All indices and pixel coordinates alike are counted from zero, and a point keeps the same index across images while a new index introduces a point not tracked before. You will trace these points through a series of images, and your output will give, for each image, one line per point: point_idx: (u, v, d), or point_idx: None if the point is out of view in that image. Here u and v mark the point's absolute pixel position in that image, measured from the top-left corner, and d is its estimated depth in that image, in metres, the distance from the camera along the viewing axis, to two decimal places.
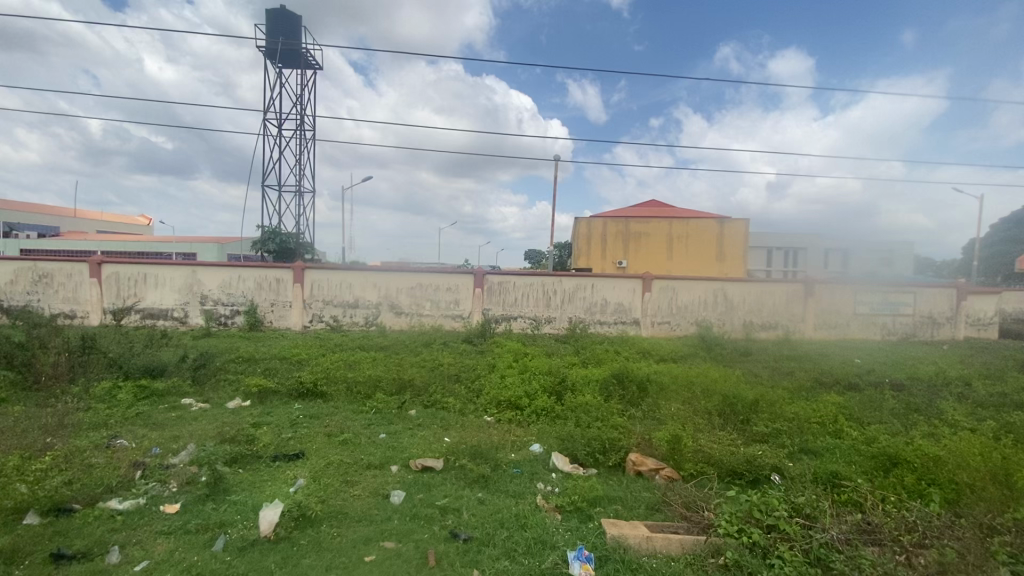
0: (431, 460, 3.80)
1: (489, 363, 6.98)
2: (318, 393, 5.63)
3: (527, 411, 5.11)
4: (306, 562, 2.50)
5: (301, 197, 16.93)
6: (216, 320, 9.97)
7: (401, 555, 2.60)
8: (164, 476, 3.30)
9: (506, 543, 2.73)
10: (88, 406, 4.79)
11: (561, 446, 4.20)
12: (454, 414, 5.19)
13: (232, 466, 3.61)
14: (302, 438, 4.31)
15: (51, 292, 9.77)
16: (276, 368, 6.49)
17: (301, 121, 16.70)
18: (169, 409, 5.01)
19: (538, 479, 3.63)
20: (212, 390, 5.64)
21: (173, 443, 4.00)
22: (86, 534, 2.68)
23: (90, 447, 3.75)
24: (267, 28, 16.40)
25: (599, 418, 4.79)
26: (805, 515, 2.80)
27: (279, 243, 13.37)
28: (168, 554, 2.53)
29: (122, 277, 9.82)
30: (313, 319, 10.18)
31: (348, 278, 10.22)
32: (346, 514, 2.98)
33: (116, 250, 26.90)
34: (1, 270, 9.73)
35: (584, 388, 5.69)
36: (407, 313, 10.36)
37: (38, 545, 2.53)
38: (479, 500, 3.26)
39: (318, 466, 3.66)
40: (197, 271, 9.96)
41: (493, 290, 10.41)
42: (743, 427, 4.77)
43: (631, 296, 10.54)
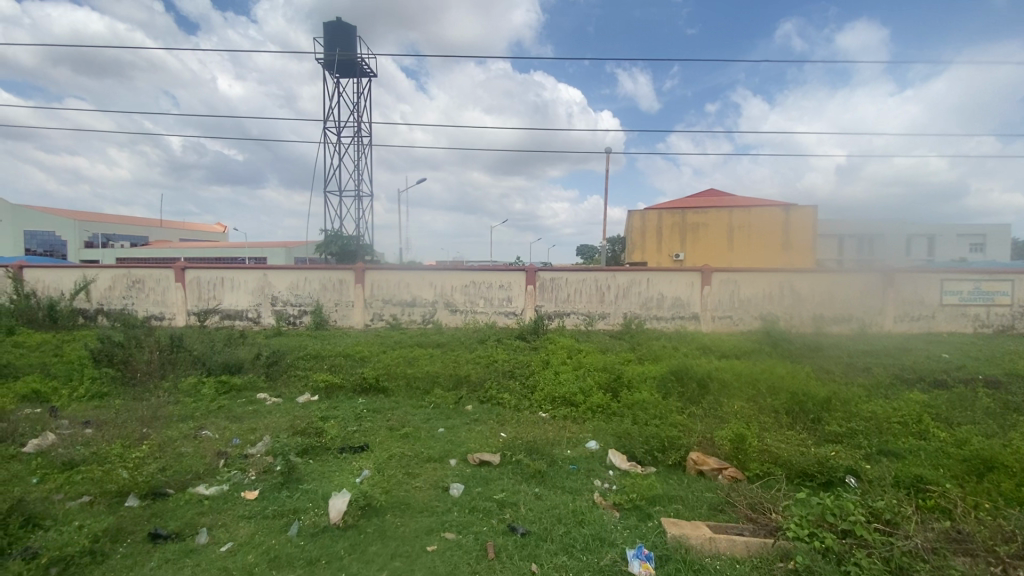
0: (488, 454, 3.87)
1: (542, 359, 6.99)
2: (380, 389, 5.87)
3: (582, 407, 5.09)
4: (372, 549, 2.62)
5: (359, 200, 17.61)
6: (286, 319, 10.60)
7: (461, 546, 2.67)
8: (243, 466, 3.58)
9: (564, 539, 2.74)
10: (177, 400, 5.23)
11: (618, 445, 4.15)
12: (510, 409, 5.25)
13: (304, 456, 3.84)
14: (366, 431, 4.51)
15: (143, 296, 10.73)
16: (341, 365, 6.81)
17: (359, 128, 17.36)
18: (247, 403, 5.39)
19: (595, 476, 3.61)
20: (284, 385, 6.02)
21: (251, 434, 4.30)
22: (178, 516, 2.94)
23: (179, 437, 4.11)
24: (326, 41, 17.17)
25: (656, 416, 4.68)
26: (885, 521, 2.62)
27: (340, 245, 14.00)
28: (249, 537, 2.73)
29: (203, 281, 10.63)
30: (374, 318, 10.61)
31: (406, 277, 10.55)
32: (409, 505, 3.10)
33: (196, 256, 29.28)
34: (101, 277, 10.78)
35: (641, 385, 5.57)
36: (461, 311, 10.57)
37: (139, 525, 2.80)
38: (536, 495, 3.28)
39: (381, 458, 3.82)
40: (267, 274, 10.60)
41: (545, 286, 10.41)
42: (813, 427, 4.52)
43: (689, 291, 10.20)
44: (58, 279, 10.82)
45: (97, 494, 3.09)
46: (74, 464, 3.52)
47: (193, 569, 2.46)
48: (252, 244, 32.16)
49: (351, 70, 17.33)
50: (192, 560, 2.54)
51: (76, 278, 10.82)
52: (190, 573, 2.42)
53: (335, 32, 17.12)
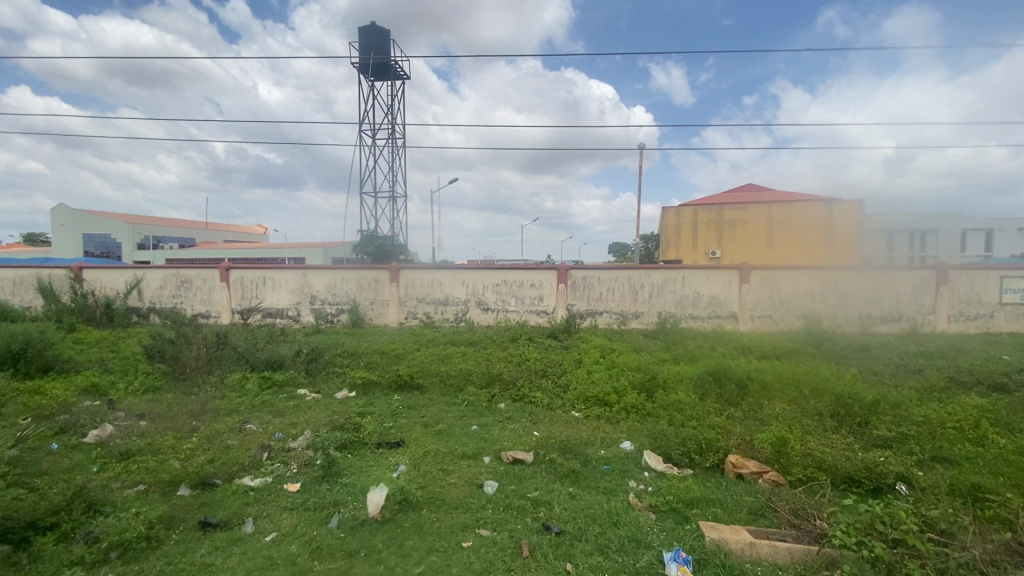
0: (523, 452, 3.87)
1: (574, 358, 6.96)
2: (415, 386, 5.97)
3: (616, 407, 5.03)
4: (409, 543, 2.67)
5: (393, 201, 17.91)
6: (324, 317, 10.91)
7: (496, 543, 2.68)
8: (286, 459, 3.70)
9: (599, 539, 2.72)
10: (223, 395, 5.46)
11: (654, 445, 4.09)
12: (542, 408, 5.25)
13: (343, 451, 3.94)
14: (402, 428, 4.60)
15: (191, 295, 11.24)
16: (376, 362, 6.96)
17: (393, 130, 17.67)
18: (288, 399, 5.58)
19: (629, 477, 3.56)
20: (323, 382, 6.21)
21: (292, 428, 4.44)
22: (226, 506, 3.07)
23: (226, 430, 4.29)
24: (361, 46, 17.54)
25: (692, 417, 4.58)
26: (938, 531, 2.48)
27: (376, 245, 14.29)
28: (292, 527, 2.83)
29: (246, 281, 11.05)
30: (408, 316, 10.79)
31: (439, 277, 10.69)
32: (444, 501, 3.14)
33: (239, 256, 30.51)
34: (153, 277, 11.34)
35: (676, 386, 5.45)
36: (493, 309, 10.62)
37: (190, 513, 2.94)
38: (570, 494, 3.27)
39: (417, 454, 3.88)
40: (306, 273, 10.93)
41: (577, 285, 10.34)
42: (860, 431, 4.33)
43: (727, 289, 9.95)
44: (114, 278, 11.45)
45: (151, 483, 3.26)
46: (130, 454, 3.73)
47: (240, 557, 2.56)
48: (293, 245, 33.09)
49: (385, 73, 17.61)
50: (239, 548, 2.65)
51: (130, 278, 11.41)
52: (238, 561, 2.53)
53: (370, 36, 17.44)
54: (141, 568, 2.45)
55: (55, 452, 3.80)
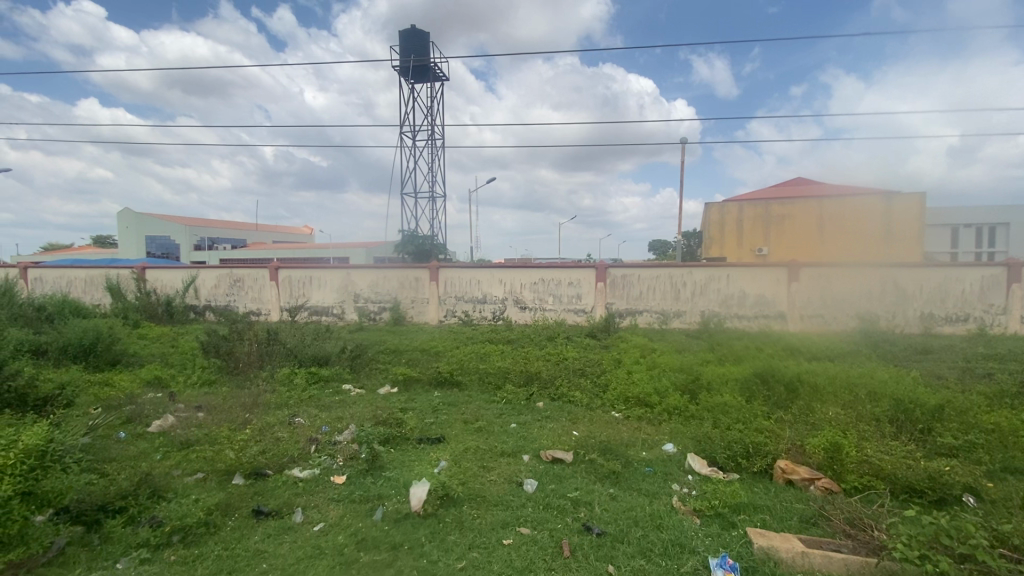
0: (562, 452, 3.85)
1: (614, 357, 6.87)
2: (454, 382, 6.05)
3: (657, 409, 4.93)
4: (451, 538, 2.70)
5: (433, 201, 18.18)
6: (368, 315, 11.21)
7: (537, 542, 2.68)
8: (332, 451, 3.82)
9: (641, 542, 2.67)
10: (274, 389, 5.70)
11: (697, 448, 3.98)
12: (582, 408, 5.21)
13: (386, 445, 4.04)
14: (442, 424, 4.67)
15: (243, 293, 11.78)
16: (417, 359, 7.09)
17: (432, 131, 17.93)
18: (334, 393, 5.77)
19: (673, 480, 3.49)
20: (366, 378, 6.40)
21: (338, 422, 4.59)
22: (277, 495, 3.20)
23: (276, 423, 4.47)
24: (402, 49, 17.91)
25: (739, 420, 4.41)
26: (1011, 547, 2.31)
27: (416, 245, 14.57)
28: (339, 518, 2.92)
29: (293, 280, 11.48)
30: (447, 315, 10.94)
31: (477, 275, 10.77)
32: (485, 497, 3.16)
33: (287, 256, 31.74)
34: (208, 276, 11.94)
35: (722, 387, 5.28)
36: (531, 308, 10.62)
37: (245, 501, 3.09)
38: (611, 495, 3.23)
39: (457, 451, 3.93)
40: (350, 273, 11.26)
41: (616, 283, 10.20)
42: (922, 438, 4.08)
43: (775, 288, 9.49)
44: (173, 277, 12.14)
45: (209, 472, 3.44)
46: (190, 444, 3.95)
47: (290, 545, 2.66)
48: (337, 245, 34.03)
49: (425, 75, 17.88)
50: (290, 536, 2.75)
51: (187, 276, 12.05)
52: (289, 549, 2.63)
53: (411, 39, 17.75)
54: (200, 552, 2.58)
55: (123, 440, 4.07)
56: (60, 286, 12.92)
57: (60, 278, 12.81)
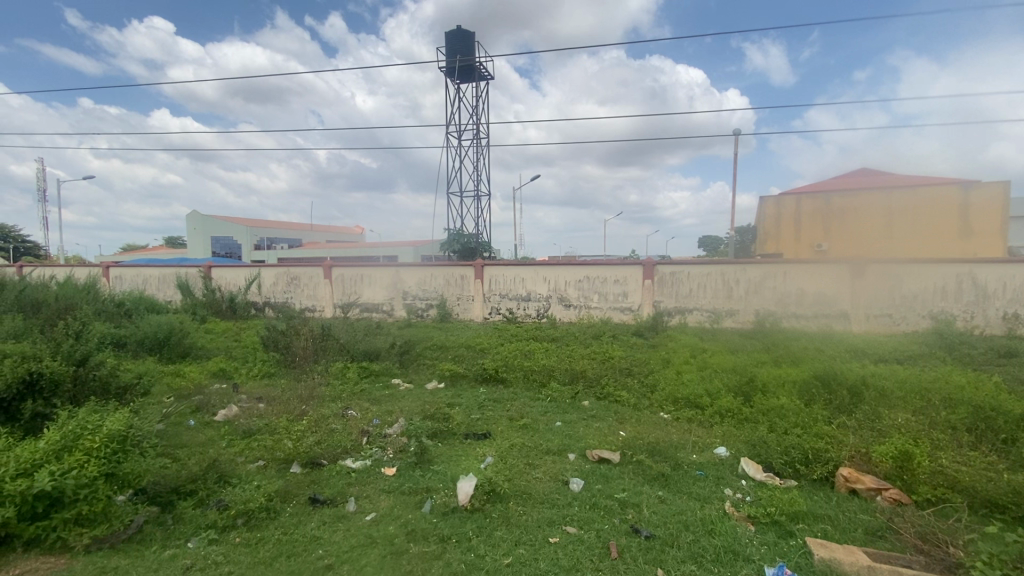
0: (608, 452, 3.80)
1: (661, 357, 6.70)
2: (499, 379, 6.10)
3: (709, 411, 4.77)
4: (497, 534, 2.72)
5: (478, 200, 18.32)
6: (415, 312, 11.47)
7: (583, 542, 2.66)
8: (383, 444, 3.94)
9: (692, 547, 2.60)
10: (328, 382, 5.95)
11: (752, 453, 3.83)
12: (628, 408, 5.12)
13: (434, 439, 4.13)
14: (488, 420, 4.71)
15: (299, 290, 12.34)
16: (463, 356, 7.19)
17: (478, 131, 18.09)
18: (383, 387, 5.95)
19: (725, 485, 3.37)
20: (414, 373, 6.56)
21: (388, 416, 4.72)
22: (331, 484, 3.33)
23: (331, 414, 4.66)
24: (448, 49, 18.18)
25: (798, 425, 4.19)
26: None
27: (462, 243, 14.76)
28: (389, 509, 3.01)
29: (346, 278, 11.91)
30: (492, 312, 11.03)
31: (521, 273, 10.79)
32: (530, 495, 3.17)
33: (339, 254, 32.99)
34: (267, 275, 12.57)
35: (778, 390, 5.04)
36: (575, 306, 10.53)
37: (302, 489, 3.24)
38: (659, 498, 3.15)
39: (503, 447, 3.96)
40: (398, 271, 11.56)
41: (665, 281, 9.95)
42: (1006, 450, 3.75)
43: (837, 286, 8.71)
44: (236, 276, 12.86)
45: (270, 460, 3.63)
46: (252, 433, 4.18)
47: (344, 533, 2.76)
48: (386, 243, 34.98)
49: (471, 75, 18.09)
50: (344, 524, 2.86)
51: (249, 274, 12.73)
52: (342, 537, 2.73)
53: (457, 40, 17.98)
54: (262, 536, 2.72)
55: (193, 427, 4.35)
56: (138, 284, 13.97)
57: (137, 276, 13.85)
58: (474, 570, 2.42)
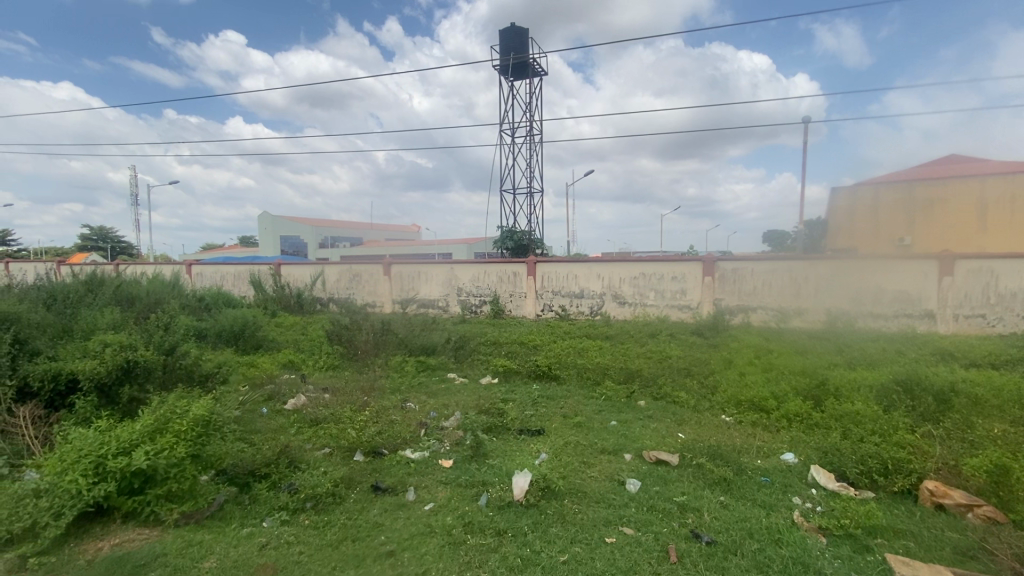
0: (667, 454, 3.71)
1: (722, 357, 6.42)
2: (552, 375, 6.10)
3: (775, 414, 4.54)
4: (553, 530, 2.72)
5: (530, 197, 18.25)
6: (469, 308, 11.68)
7: (641, 544, 2.61)
8: (440, 437, 4.05)
9: (757, 556, 2.49)
10: (387, 375, 6.18)
11: (823, 460, 3.60)
12: (687, 410, 4.95)
13: (489, 434, 4.20)
14: (543, 416, 4.72)
15: (359, 287, 12.87)
16: (517, 351, 7.25)
17: (530, 127, 18.03)
18: (440, 381, 6.11)
19: (793, 493, 3.19)
20: (469, 368, 6.69)
21: (445, 409, 4.84)
22: (392, 473, 3.46)
23: (391, 406, 4.84)
24: (501, 47, 18.27)
25: (875, 432, 3.90)
26: None
27: (515, 240, 14.81)
28: (447, 500, 3.08)
29: (403, 274, 12.29)
30: (545, 309, 11.01)
31: (575, 270, 10.70)
32: (586, 493, 3.15)
33: (397, 252, 34.21)
34: (330, 271, 13.20)
35: (853, 394, 4.72)
36: (630, 303, 10.31)
37: (365, 477, 3.38)
38: (722, 503, 3.04)
39: (557, 444, 3.96)
40: (453, 268, 11.79)
41: (726, 278, 9.52)
42: None
43: (922, 283, 8.16)
44: (303, 273, 13.59)
45: (335, 448, 3.82)
46: (319, 421, 4.41)
47: (404, 521, 2.86)
48: (440, 241, 35.77)
49: (525, 71, 18.08)
50: (404, 513, 2.96)
51: (314, 271, 13.41)
52: (403, 525, 2.82)
53: (510, 37, 18.03)
54: (329, 519, 2.87)
55: (266, 414, 4.65)
56: (216, 280, 15.06)
57: (215, 273, 14.92)
58: (530, 565, 2.43)
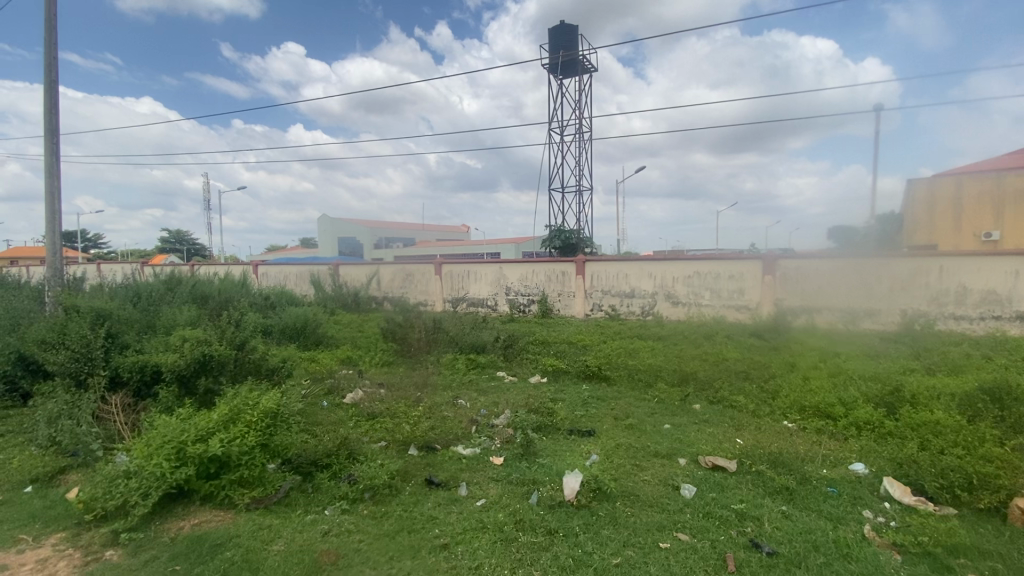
0: (724, 460, 3.58)
1: (784, 361, 6.07)
2: (602, 376, 6.03)
3: (842, 422, 4.28)
4: (605, 532, 2.70)
5: (580, 195, 18.10)
6: (518, 307, 11.73)
7: (697, 550, 2.54)
8: (490, 434, 4.11)
9: (823, 570, 2.38)
10: (439, 372, 6.32)
11: (896, 471, 3.36)
12: (746, 414, 4.76)
13: (539, 433, 4.21)
14: (593, 417, 4.68)
15: (412, 286, 13.23)
16: (566, 351, 7.22)
17: (580, 124, 17.81)
18: (490, 379, 6.19)
19: (863, 506, 3.00)
20: (518, 366, 6.73)
21: (495, 407, 4.90)
22: (445, 468, 3.55)
23: (443, 402, 4.96)
24: (551, 45, 18.21)
25: (959, 444, 3.58)
26: None
27: (563, 239, 14.73)
28: (499, 497, 3.12)
29: (454, 273, 12.53)
30: (594, 308, 10.89)
31: (625, 269, 10.52)
32: (638, 497, 3.10)
33: (448, 251, 34.94)
34: (383, 271, 13.64)
35: (932, 403, 4.37)
36: (684, 303, 10.01)
37: (420, 470, 3.48)
38: (784, 513, 2.90)
39: (608, 446, 3.92)
40: (502, 267, 11.88)
41: (788, 277, 8.87)
42: None
43: (1013, 283, 7.48)
44: (359, 273, 14.13)
45: (391, 441, 3.94)
46: (375, 415, 4.58)
47: (457, 515, 2.92)
48: (489, 241, 36.15)
49: (575, 68, 17.93)
50: (457, 507, 3.02)
51: (369, 271, 13.91)
52: (456, 519, 2.89)
53: (559, 34, 17.94)
54: (386, 510, 2.98)
55: (326, 408, 4.88)
56: (281, 280, 15.93)
57: (280, 272, 15.78)
58: (582, 566, 2.42)
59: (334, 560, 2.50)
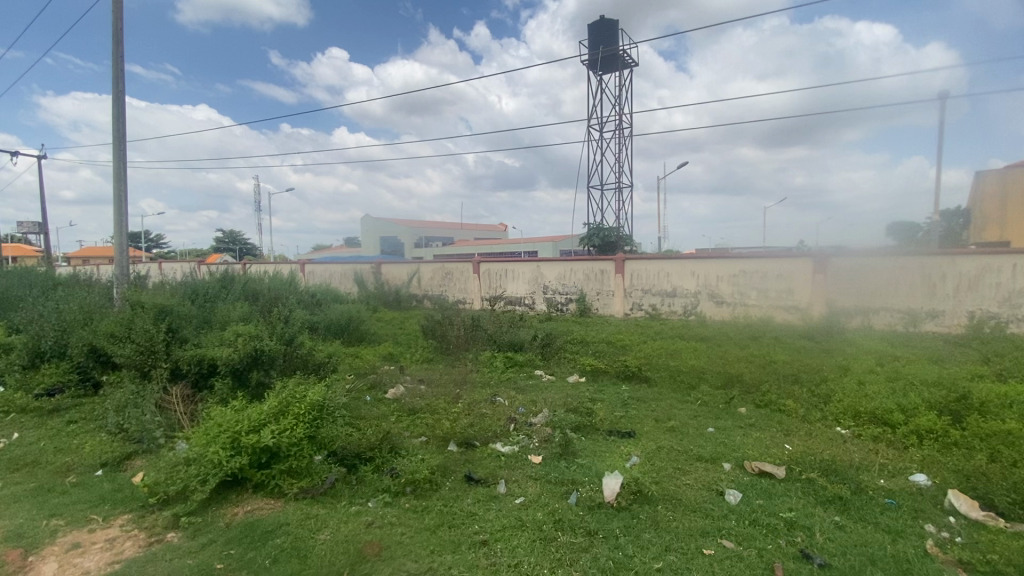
0: (772, 466, 3.45)
1: (836, 364, 5.78)
2: (642, 377, 5.93)
3: (901, 429, 4.03)
4: (646, 536, 2.65)
5: (619, 193, 17.83)
6: (556, 306, 11.68)
7: (743, 559, 2.46)
8: (529, 433, 4.11)
9: None
10: (478, 369, 6.38)
11: (963, 483, 3.14)
12: (795, 419, 4.57)
13: (577, 433, 4.19)
14: (633, 418, 4.60)
15: (451, 284, 13.40)
16: (605, 351, 7.12)
17: (620, 120, 17.53)
18: (527, 377, 6.19)
19: (925, 520, 2.82)
20: (556, 365, 6.71)
21: (533, 405, 4.90)
22: (484, 465, 3.57)
23: (481, 400, 5.00)
24: (591, 42, 18.04)
25: None
26: None
27: (602, 238, 14.56)
28: (537, 496, 3.12)
29: (492, 272, 12.61)
30: (634, 307, 10.71)
31: (667, 267, 10.29)
32: (680, 501, 3.03)
33: (487, 251, 35.20)
34: (423, 270, 13.86)
35: (1003, 412, 4.06)
36: (728, 303, 9.68)
37: (459, 467, 3.53)
38: (837, 523, 2.77)
39: (649, 448, 3.84)
40: (540, 266, 11.88)
41: (840, 275, 8.31)
42: None
43: None
44: (400, 271, 14.42)
45: (431, 437, 4.00)
46: (416, 411, 4.66)
47: (496, 512, 2.94)
48: (527, 240, 36.21)
49: (615, 64, 17.67)
50: (496, 504, 3.04)
51: (410, 270, 14.17)
52: (495, 516, 2.91)
53: (599, 30, 17.73)
54: (426, 505, 3.03)
55: (369, 402, 5.01)
56: (326, 279, 16.47)
57: (325, 271, 16.32)
58: (622, 569, 2.39)
59: (378, 551, 2.57)
